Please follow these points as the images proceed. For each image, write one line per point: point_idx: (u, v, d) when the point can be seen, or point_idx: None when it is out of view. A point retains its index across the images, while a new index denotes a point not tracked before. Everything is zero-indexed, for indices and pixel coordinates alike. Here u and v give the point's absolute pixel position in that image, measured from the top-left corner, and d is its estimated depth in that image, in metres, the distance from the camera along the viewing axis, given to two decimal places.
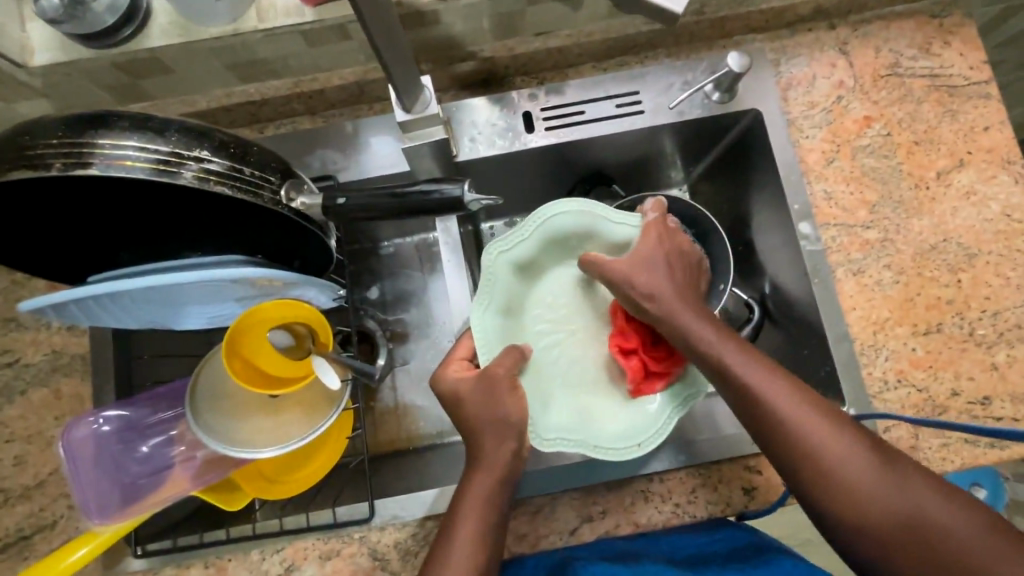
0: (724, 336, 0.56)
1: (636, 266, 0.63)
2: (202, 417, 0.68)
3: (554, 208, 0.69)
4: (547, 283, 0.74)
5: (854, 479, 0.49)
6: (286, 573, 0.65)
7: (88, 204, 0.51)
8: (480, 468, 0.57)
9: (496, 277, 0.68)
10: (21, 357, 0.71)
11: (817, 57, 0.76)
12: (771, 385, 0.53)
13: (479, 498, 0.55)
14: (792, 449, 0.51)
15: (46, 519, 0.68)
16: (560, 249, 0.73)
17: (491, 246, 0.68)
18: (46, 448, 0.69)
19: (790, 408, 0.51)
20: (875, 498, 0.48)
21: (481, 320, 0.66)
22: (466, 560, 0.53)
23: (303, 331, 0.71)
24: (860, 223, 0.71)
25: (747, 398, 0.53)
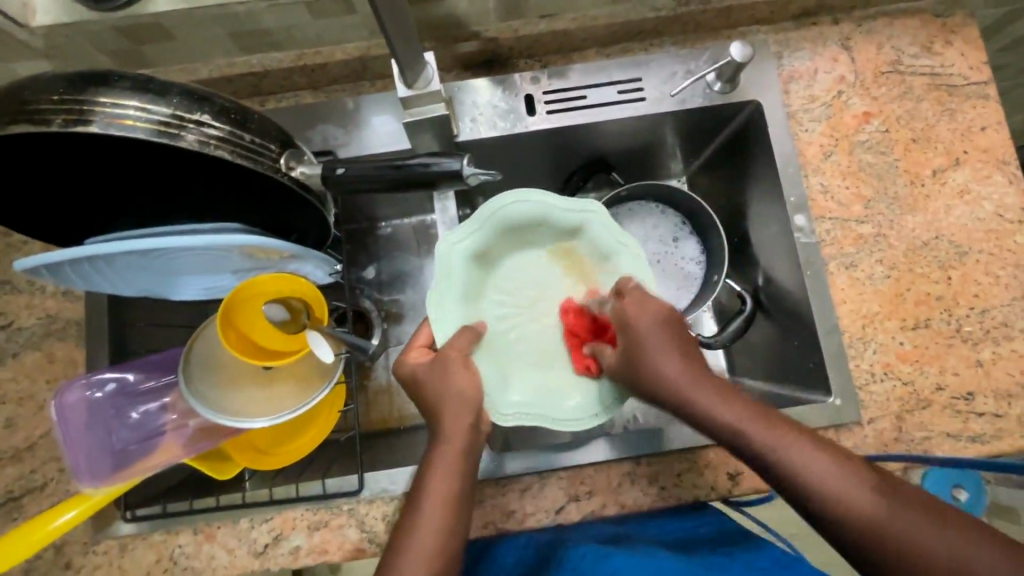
0: (739, 403, 0.53)
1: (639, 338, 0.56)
2: (195, 385, 0.69)
3: (511, 196, 0.67)
4: (507, 269, 0.72)
5: (918, 546, 0.45)
6: (274, 542, 0.66)
7: (86, 163, 0.51)
8: (440, 441, 0.57)
9: (454, 266, 0.67)
10: (15, 321, 0.71)
11: (820, 51, 0.77)
12: (807, 455, 0.49)
13: (440, 470, 0.55)
14: (849, 527, 0.47)
15: (36, 482, 0.68)
16: (514, 237, 0.70)
17: (445, 239, 0.66)
18: (38, 410, 0.69)
19: (830, 477, 0.48)
20: (945, 564, 0.44)
21: (434, 307, 0.65)
22: (430, 536, 0.53)
23: (297, 306, 0.72)
24: (855, 218, 0.72)
25: (783, 476, 0.50)
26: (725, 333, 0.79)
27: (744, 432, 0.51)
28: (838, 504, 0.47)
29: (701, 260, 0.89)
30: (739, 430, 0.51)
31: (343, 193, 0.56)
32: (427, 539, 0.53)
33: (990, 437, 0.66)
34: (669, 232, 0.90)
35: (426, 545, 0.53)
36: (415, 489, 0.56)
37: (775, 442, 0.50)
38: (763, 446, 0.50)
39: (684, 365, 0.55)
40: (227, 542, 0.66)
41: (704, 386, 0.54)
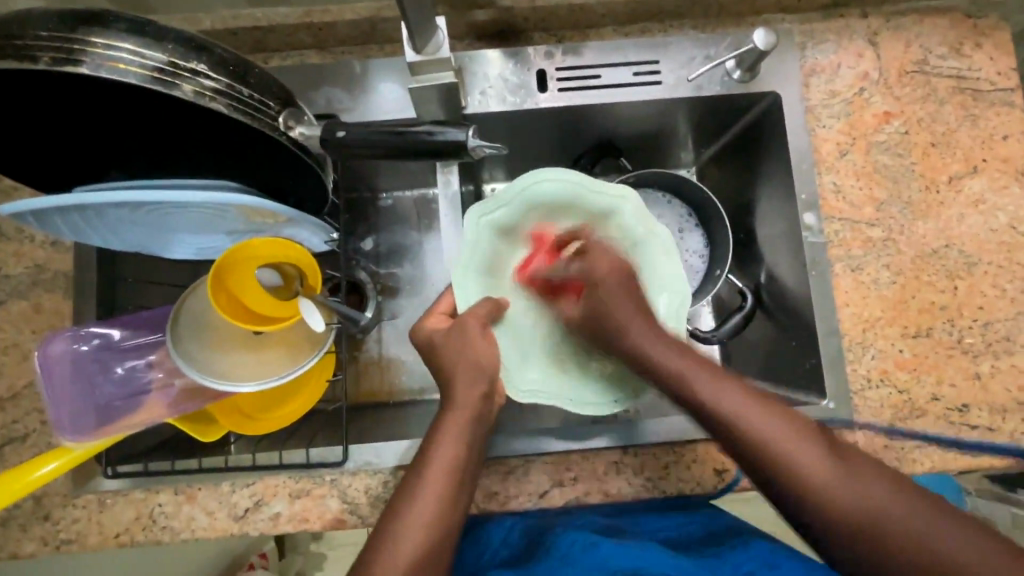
0: (709, 375, 0.53)
1: (597, 290, 0.59)
2: (182, 346, 0.68)
3: (545, 174, 0.66)
4: (538, 249, 0.71)
5: (849, 505, 0.47)
6: (255, 507, 0.65)
7: (78, 106, 0.49)
8: (446, 410, 0.56)
9: (480, 238, 0.67)
10: (2, 268, 0.69)
11: (845, 45, 0.74)
12: (750, 408, 0.51)
13: (446, 439, 0.54)
14: (784, 480, 0.49)
15: (17, 432, 0.66)
16: (550, 218, 0.69)
17: (474, 210, 0.67)
18: (22, 360, 0.68)
19: (775, 432, 0.50)
20: (869, 516, 0.46)
21: (459, 279, 0.65)
22: (431, 507, 0.52)
23: (291, 272, 0.71)
24: (866, 220, 0.70)
25: (726, 425, 0.51)
26: (725, 326, 0.78)
27: (690, 382, 0.53)
28: (776, 458, 0.49)
29: (705, 253, 0.87)
30: (684, 376, 0.54)
31: (344, 159, 0.54)
32: (430, 508, 0.51)
33: (982, 450, 0.65)
34: (675, 223, 0.88)
35: (425, 516, 0.51)
36: (419, 458, 0.55)
37: (722, 395, 0.52)
38: (710, 404, 0.52)
39: (637, 314, 0.57)
40: (207, 504, 0.65)
41: (655, 338, 0.56)
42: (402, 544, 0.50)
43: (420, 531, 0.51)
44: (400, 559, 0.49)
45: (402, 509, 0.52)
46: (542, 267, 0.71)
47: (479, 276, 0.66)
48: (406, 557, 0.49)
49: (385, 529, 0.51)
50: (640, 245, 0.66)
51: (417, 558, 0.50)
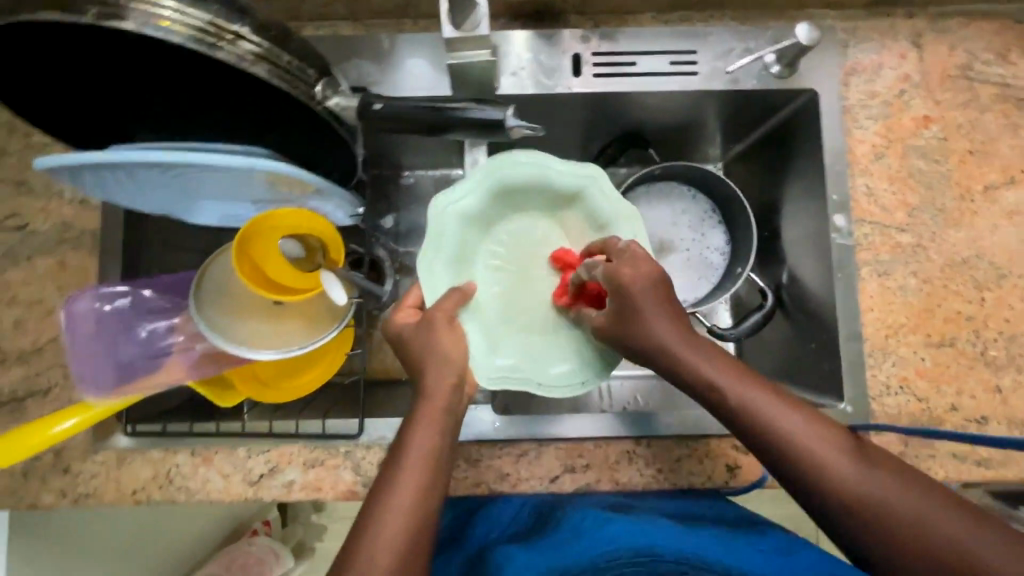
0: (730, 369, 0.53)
1: (624, 295, 0.54)
2: (204, 311, 0.68)
3: (512, 158, 0.67)
4: (500, 234, 0.71)
5: (878, 507, 0.46)
6: (269, 473, 0.66)
7: (119, 60, 0.49)
8: (423, 398, 0.56)
9: (446, 225, 0.66)
10: (29, 223, 0.70)
11: (888, 45, 0.72)
12: (786, 418, 0.50)
13: (423, 426, 0.54)
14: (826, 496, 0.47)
15: (40, 386, 0.67)
16: (510, 201, 0.70)
17: (437, 197, 0.66)
18: (46, 316, 0.68)
19: (813, 444, 0.49)
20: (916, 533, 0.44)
21: (427, 267, 0.65)
22: (409, 491, 0.51)
23: (314, 245, 0.71)
24: (897, 225, 0.69)
25: (762, 437, 0.50)
26: (742, 326, 0.77)
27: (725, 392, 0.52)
28: (814, 473, 0.48)
29: (726, 251, 0.87)
30: (717, 386, 0.52)
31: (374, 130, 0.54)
32: (407, 492, 0.51)
33: (997, 463, 0.65)
34: (697, 217, 0.88)
35: (407, 498, 0.51)
36: (394, 446, 0.54)
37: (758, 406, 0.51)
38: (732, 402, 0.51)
39: (666, 318, 0.54)
40: (223, 468, 0.66)
41: (687, 344, 0.53)
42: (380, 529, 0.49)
43: (401, 514, 0.50)
44: (386, 536, 0.49)
45: (379, 494, 0.51)
46: (508, 251, 0.71)
47: (447, 263, 0.67)
48: (389, 541, 0.49)
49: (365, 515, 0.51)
50: (607, 224, 0.68)
51: (400, 541, 0.49)
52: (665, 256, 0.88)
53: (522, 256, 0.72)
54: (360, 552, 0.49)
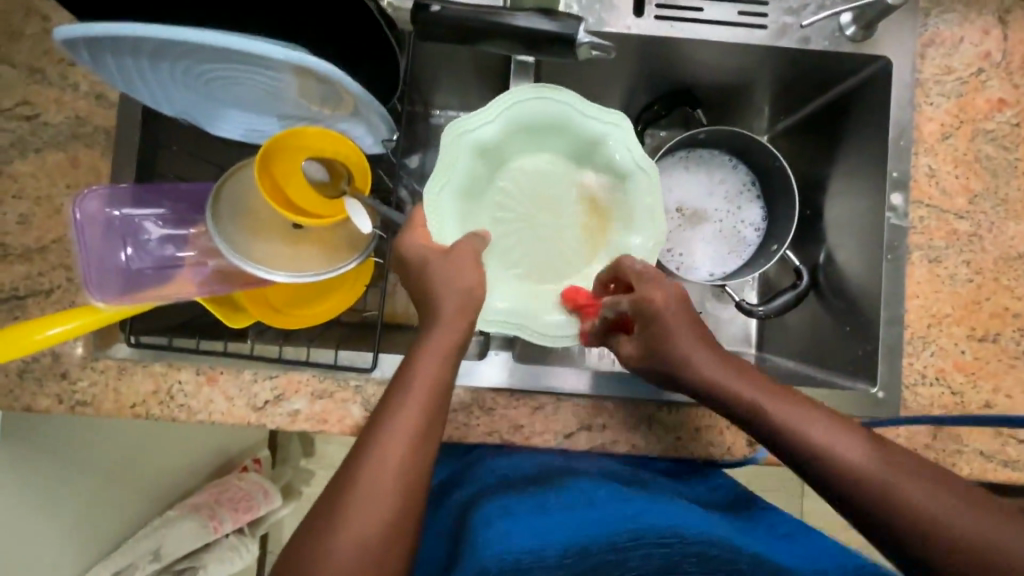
0: (762, 386, 0.51)
1: (653, 318, 0.52)
2: (221, 226, 0.65)
3: (539, 94, 0.62)
4: (515, 173, 0.67)
5: (950, 533, 0.44)
6: (276, 400, 0.64)
7: None
8: (432, 325, 0.53)
9: (459, 155, 0.62)
10: (42, 114, 0.65)
11: (971, 19, 0.68)
12: (840, 441, 0.48)
13: (430, 354, 0.52)
14: (908, 529, 0.45)
15: (42, 286, 0.64)
16: (531, 139, 0.66)
17: (454, 124, 0.61)
18: (53, 214, 0.65)
19: (874, 469, 0.47)
20: (1005, 559, 0.43)
21: (434, 195, 0.61)
22: (413, 413, 0.49)
23: (341, 171, 0.66)
24: (955, 211, 0.66)
25: (813, 462, 0.48)
26: (772, 304, 0.74)
27: (764, 410, 0.50)
28: (871, 494, 0.46)
29: (761, 227, 0.82)
30: (758, 408, 0.50)
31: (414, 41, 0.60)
32: (412, 416, 0.49)
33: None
34: (735, 189, 0.83)
35: (407, 429, 0.49)
36: (400, 372, 0.52)
37: (806, 429, 0.49)
38: (768, 418, 0.50)
39: (698, 338, 0.52)
40: (227, 390, 0.64)
41: (720, 366, 0.52)
42: (382, 450, 0.48)
43: (404, 435, 0.48)
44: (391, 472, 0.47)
45: (382, 417, 0.49)
46: (520, 192, 0.68)
47: (456, 196, 0.63)
48: (392, 461, 0.47)
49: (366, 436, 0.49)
50: (630, 177, 0.64)
51: (404, 463, 0.48)
52: (697, 226, 0.84)
53: (534, 199, 0.68)
54: (362, 470, 0.47)
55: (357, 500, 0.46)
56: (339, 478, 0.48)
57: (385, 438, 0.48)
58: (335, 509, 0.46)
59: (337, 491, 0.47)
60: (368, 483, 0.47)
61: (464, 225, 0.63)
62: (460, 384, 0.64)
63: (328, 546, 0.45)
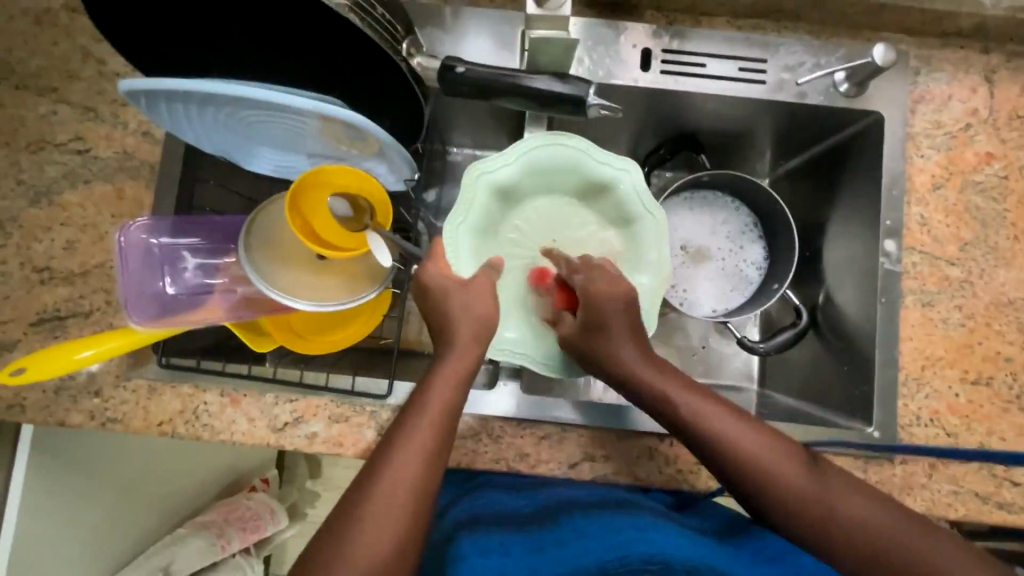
0: (686, 391, 0.56)
1: (598, 313, 0.59)
2: (252, 255, 0.70)
3: (552, 140, 0.67)
4: (528, 211, 0.71)
5: (846, 525, 0.50)
6: (294, 423, 0.67)
7: None
8: (445, 351, 0.57)
9: (477, 196, 0.66)
10: (92, 149, 0.71)
11: (959, 77, 0.72)
12: (738, 434, 0.54)
13: (443, 378, 0.55)
14: (768, 497, 0.52)
15: (82, 307, 0.68)
16: (544, 181, 0.70)
17: (473, 166, 0.66)
18: (97, 241, 0.70)
19: (754, 448, 0.53)
20: (856, 527, 0.50)
21: (455, 232, 0.65)
22: (424, 433, 0.53)
23: (363, 206, 0.70)
24: (947, 258, 0.69)
25: (736, 469, 0.53)
26: (772, 341, 0.76)
27: (696, 420, 0.55)
28: (781, 499, 0.51)
29: (762, 266, 0.86)
30: (668, 397, 0.56)
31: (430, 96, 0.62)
32: (426, 434, 0.53)
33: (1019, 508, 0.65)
34: (737, 229, 0.87)
35: (416, 451, 0.52)
36: (414, 395, 0.56)
37: (703, 412, 0.55)
38: (694, 423, 0.55)
39: (629, 340, 0.59)
40: (249, 411, 0.67)
41: (655, 369, 0.58)
42: (396, 466, 0.51)
43: (414, 460, 0.51)
44: (399, 491, 0.50)
45: (396, 435, 0.52)
46: (533, 229, 0.71)
47: (475, 233, 0.67)
48: (407, 475, 0.51)
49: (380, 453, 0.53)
50: (636, 220, 0.68)
51: (417, 477, 0.51)
52: (701, 264, 0.87)
53: (546, 236, 0.72)
54: (376, 484, 0.50)
55: (370, 513, 0.49)
56: (355, 492, 0.51)
57: (399, 455, 0.51)
58: (350, 521, 0.49)
59: (352, 504, 0.50)
60: (381, 496, 0.50)
61: (482, 260, 0.67)
62: (470, 412, 0.67)
63: (343, 553, 0.48)
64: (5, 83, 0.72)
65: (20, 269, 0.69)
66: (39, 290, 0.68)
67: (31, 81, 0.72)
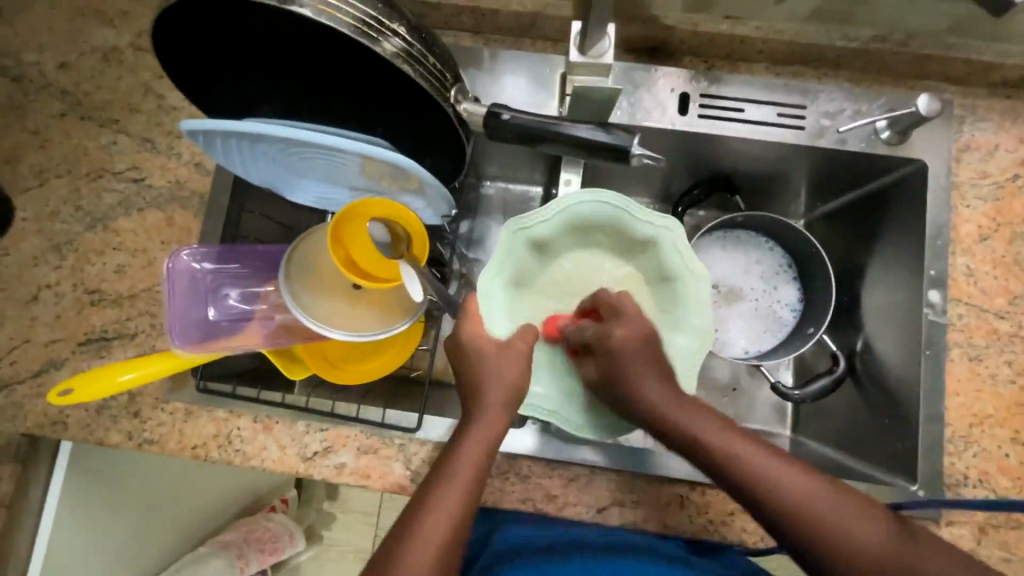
0: (701, 413, 0.56)
1: (614, 357, 0.59)
2: (291, 285, 0.71)
3: (592, 195, 0.67)
4: (565, 262, 0.72)
5: (852, 545, 0.47)
6: (324, 452, 0.68)
7: (288, 37, 0.56)
8: (476, 413, 0.57)
9: (512, 249, 0.67)
10: (147, 178, 0.75)
11: (1006, 127, 0.72)
12: (747, 452, 0.52)
13: (475, 440, 0.55)
14: (774, 512, 0.49)
15: (128, 329, 0.71)
16: (581, 236, 0.71)
17: (513, 220, 0.66)
18: (147, 266, 0.73)
19: (760, 466, 0.51)
20: (863, 544, 0.47)
21: (490, 286, 0.65)
22: (457, 498, 0.51)
23: (400, 234, 0.69)
24: (995, 310, 0.68)
25: (738, 483, 0.51)
26: (809, 388, 0.74)
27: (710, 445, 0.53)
28: (784, 514, 0.49)
29: (797, 308, 0.84)
30: (685, 429, 0.55)
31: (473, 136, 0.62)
32: (458, 499, 0.51)
33: None
34: (772, 269, 0.86)
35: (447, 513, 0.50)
36: (444, 454, 0.55)
37: (727, 446, 0.53)
38: (702, 443, 0.54)
39: (652, 376, 0.58)
40: (281, 438, 0.68)
41: (666, 397, 0.57)
42: (428, 529, 0.50)
43: (444, 525, 0.50)
44: (427, 548, 0.48)
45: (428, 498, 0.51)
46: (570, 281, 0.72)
47: (509, 288, 0.68)
48: (438, 534, 0.49)
49: (407, 518, 0.51)
50: (676, 278, 0.68)
51: (448, 539, 0.50)
52: (733, 304, 0.86)
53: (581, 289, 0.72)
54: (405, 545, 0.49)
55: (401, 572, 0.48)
56: (380, 556, 0.49)
57: (433, 519, 0.50)
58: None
59: (382, 562, 0.49)
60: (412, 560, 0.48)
61: (514, 316, 0.67)
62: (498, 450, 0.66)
63: None
64: (72, 114, 0.76)
65: (73, 290, 0.72)
66: (88, 311, 0.71)
67: (95, 113, 0.76)
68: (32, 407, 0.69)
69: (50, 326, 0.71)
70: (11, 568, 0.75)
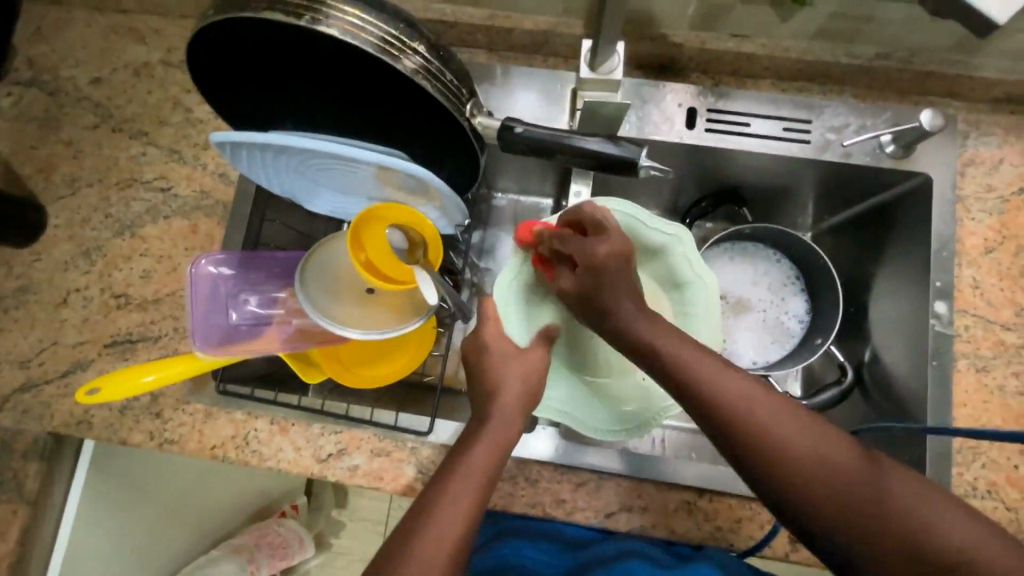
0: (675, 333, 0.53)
1: (596, 274, 0.57)
2: (308, 289, 0.73)
3: (605, 203, 0.69)
4: None
5: (810, 466, 0.47)
6: (338, 454, 0.69)
7: (313, 57, 0.59)
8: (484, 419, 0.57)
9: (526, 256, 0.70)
10: (173, 187, 0.78)
11: (1010, 142, 0.73)
12: (715, 370, 0.50)
13: (486, 446, 0.55)
14: (733, 430, 0.48)
15: (152, 332, 0.73)
16: None
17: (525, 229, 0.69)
18: (171, 272, 0.75)
19: (727, 384, 0.49)
20: (822, 468, 0.47)
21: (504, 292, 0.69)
22: (467, 500, 0.51)
23: (417, 240, 0.72)
24: (1002, 322, 0.69)
25: (699, 399, 0.50)
26: (817, 399, 0.74)
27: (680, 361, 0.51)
28: (745, 433, 0.48)
29: (804, 319, 0.85)
30: (654, 346, 0.52)
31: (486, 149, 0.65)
32: (467, 504, 0.51)
33: None
34: (779, 281, 0.87)
35: (456, 517, 0.50)
36: (452, 459, 0.55)
37: (694, 362, 0.51)
38: (669, 361, 0.51)
39: (627, 297, 0.56)
40: (297, 440, 0.70)
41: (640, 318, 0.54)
42: (437, 530, 0.49)
43: (453, 529, 0.49)
44: (438, 551, 0.48)
45: (437, 500, 0.51)
46: None
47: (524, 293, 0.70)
48: (450, 537, 0.49)
49: (412, 519, 0.50)
50: (688, 284, 0.70)
51: (457, 542, 0.49)
52: (741, 315, 0.87)
53: None
54: (413, 547, 0.48)
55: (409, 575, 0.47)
56: (386, 558, 0.48)
57: (441, 520, 0.49)
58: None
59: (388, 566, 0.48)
60: (420, 565, 0.47)
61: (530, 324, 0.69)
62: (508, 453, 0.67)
63: None
64: (104, 126, 0.80)
65: (100, 294, 0.75)
66: (115, 315, 0.74)
67: (126, 125, 0.80)
68: (59, 407, 0.72)
69: (79, 329, 0.74)
70: (33, 564, 0.77)
